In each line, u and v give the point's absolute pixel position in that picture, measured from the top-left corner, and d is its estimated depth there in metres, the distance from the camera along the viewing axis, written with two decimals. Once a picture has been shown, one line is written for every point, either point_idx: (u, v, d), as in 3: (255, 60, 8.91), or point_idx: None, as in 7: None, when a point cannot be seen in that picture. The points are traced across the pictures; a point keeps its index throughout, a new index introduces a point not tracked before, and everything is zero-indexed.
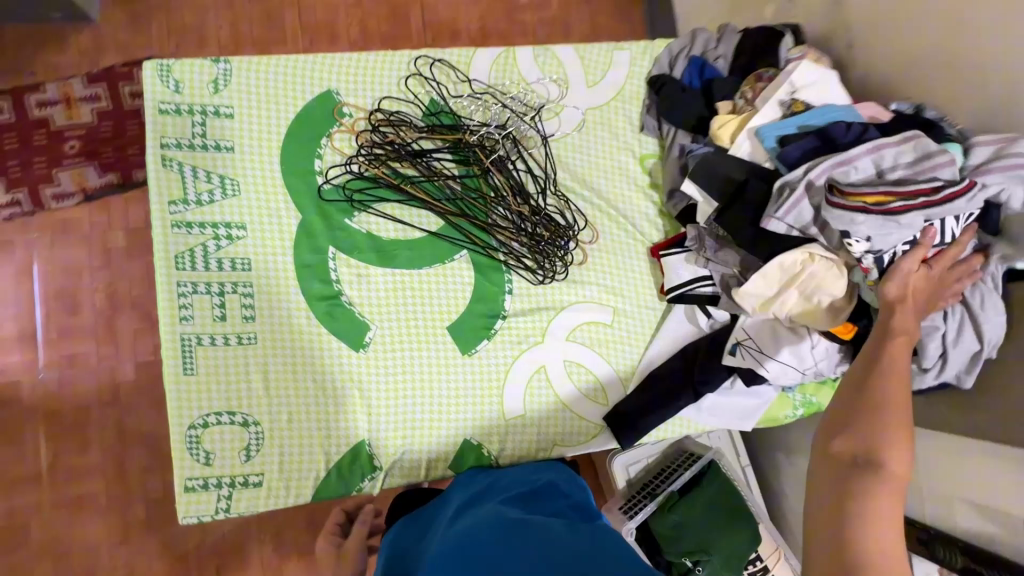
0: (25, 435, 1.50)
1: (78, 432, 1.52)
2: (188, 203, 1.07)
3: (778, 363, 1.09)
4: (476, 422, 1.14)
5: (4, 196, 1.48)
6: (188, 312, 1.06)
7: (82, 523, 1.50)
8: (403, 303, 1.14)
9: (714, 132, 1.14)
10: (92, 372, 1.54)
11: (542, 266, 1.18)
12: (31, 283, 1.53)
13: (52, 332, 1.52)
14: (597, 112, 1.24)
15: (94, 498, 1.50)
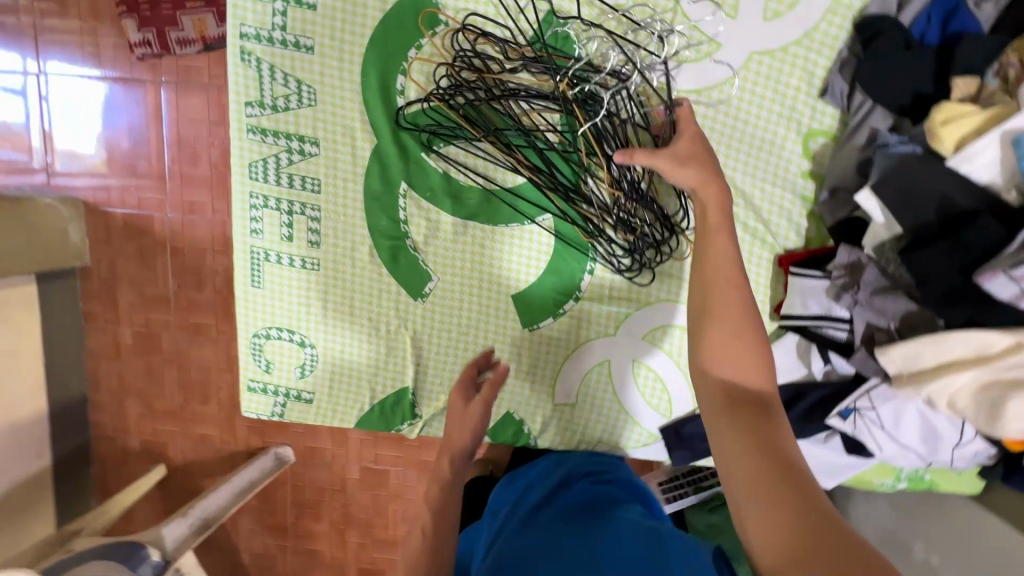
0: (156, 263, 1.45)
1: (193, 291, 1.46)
2: (264, 107, 0.99)
3: (899, 446, 0.86)
4: (522, 398, 1.08)
5: (134, 34, 1.24)
6: (258, 225, 1.04)
7: (198, 348, 1.50)
8: (470, 261, 1.03)
9: (931, 126, 0.77)
10: (206, 223, 1.42)
11: (633, 257, 0.97)
12: (161, 126, 1.35)
13: (174, 176, 1.38)
14: (764, 59, 0.92)
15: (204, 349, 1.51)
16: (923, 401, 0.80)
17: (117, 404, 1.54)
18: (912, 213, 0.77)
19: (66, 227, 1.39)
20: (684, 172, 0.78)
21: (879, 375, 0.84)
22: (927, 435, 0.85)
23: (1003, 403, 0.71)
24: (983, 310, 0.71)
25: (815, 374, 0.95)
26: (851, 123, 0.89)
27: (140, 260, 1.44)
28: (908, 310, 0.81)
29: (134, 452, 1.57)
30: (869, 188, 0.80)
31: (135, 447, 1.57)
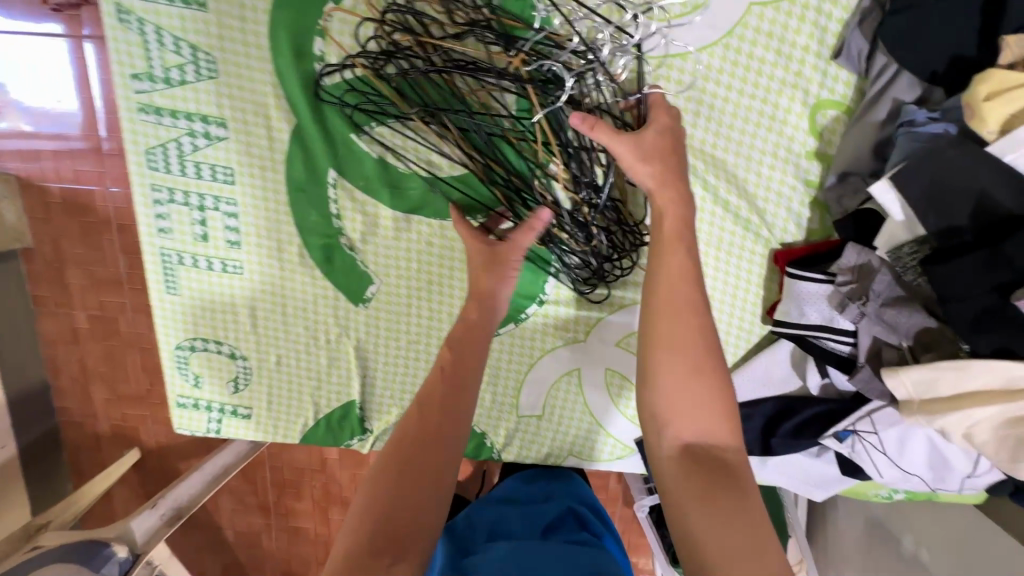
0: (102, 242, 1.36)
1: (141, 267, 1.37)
2: (154, 80, 0.81)
3: (902, 472, 0.76)
4: (483, 408, 0.97)
5: None
6: (166, 223, 0.88)
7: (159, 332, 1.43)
8: (417, 265, 0.89)
9: (970, 102, 0.60)
10: None
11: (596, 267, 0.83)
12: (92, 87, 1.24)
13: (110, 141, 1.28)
14: (766, 11, 0.74)
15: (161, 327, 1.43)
16: (935, 430, 0.68)
17: (82, 388, 1.46)
18: (940, 212, 0.62)
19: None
20: (648, 169, 0.65)
21: (885, 398, 0.72)
22: (934, 460, 0.75)
23: None
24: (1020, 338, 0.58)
25: (811, 389, 0.84)
26: (869, 92, 0.73)
27: (85, 239, 1.35)
28: (927, 327, 0.68)
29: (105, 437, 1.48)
30: (888, 180, 0.64)
31: (106, 432, 1.48)
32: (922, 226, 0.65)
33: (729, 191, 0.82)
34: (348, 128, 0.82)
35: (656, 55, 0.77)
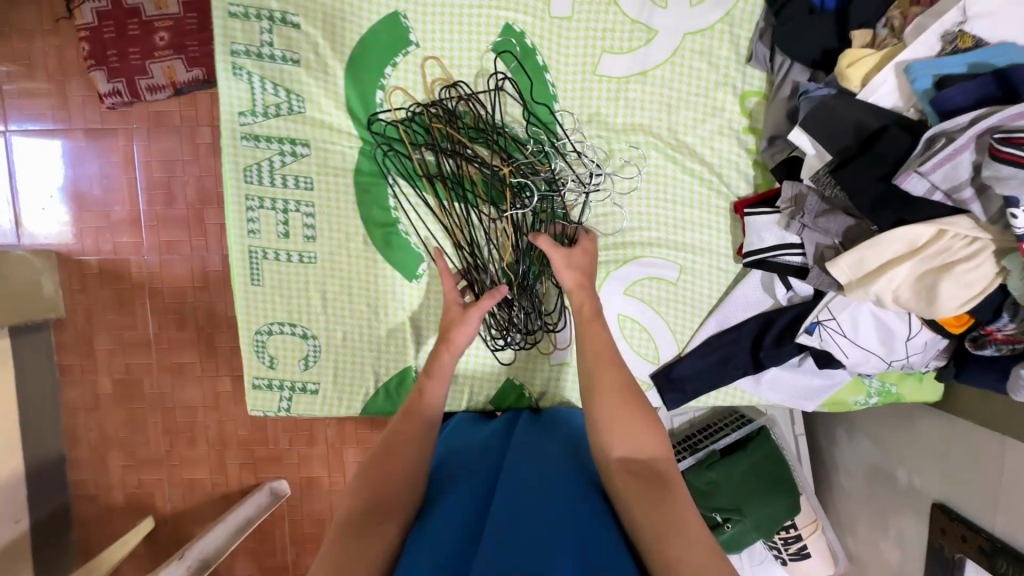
0: (135, 304, 1.76)
1: (176, 313, 1.76)
2: (256, 115, 1.07)
3: (860, 350, 0.97)
4: (520, 363, 1.16)
5: (106, 85, 1.42)
6: (255, 226, 1.10)
7: (183, 388, 1.80)
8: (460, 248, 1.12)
9: (840, 71, 0.92)
10: (185, 259, 1.74)
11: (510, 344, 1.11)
12: (134, 171, 1.69)
13: (153, 219, 1.71)
14: (696, 39, 1.05)
15: (190, 367, 1.79)
16: (873, 301, 0.91)
17: (99, 458, 1.81)
18: (836, 141, 0.89)
19: (40, 276, 1.68)
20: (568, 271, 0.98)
21: (833, 288, 0.95)
22: (882, 335, 0.95)
23: (937, 284, 0.83)
24: (907, 208, 0.83)
25: (782, 301, 1.07)
26: (777, 80, 1.04)
27: (119, 306, 1.75)
28: (849, 226, 0.93)
29: (118, 506, 1.83)
30: (798, 127, 0.93)
31: (120, 501, 1.83)
32: (827, 153, 0.91)
33: (651, 209, 1.11)
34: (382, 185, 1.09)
35: (618, 75, 1.06)
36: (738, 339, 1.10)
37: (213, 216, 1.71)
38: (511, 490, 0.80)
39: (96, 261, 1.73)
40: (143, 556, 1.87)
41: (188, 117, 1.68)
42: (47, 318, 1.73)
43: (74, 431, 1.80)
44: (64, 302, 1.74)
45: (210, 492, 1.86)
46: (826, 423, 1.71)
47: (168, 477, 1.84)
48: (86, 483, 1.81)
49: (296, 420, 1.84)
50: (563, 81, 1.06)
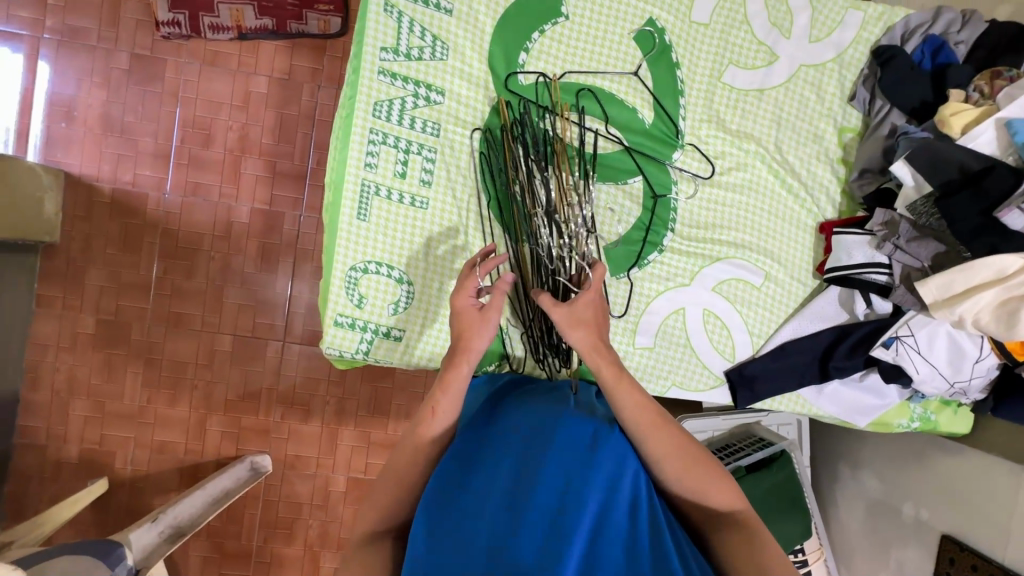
0: (143, 243, 1.64)
1: (187, 262, 1.65)
2: (397, 53, 1.08)
3: (931, 367, 1.09)
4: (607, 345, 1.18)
5: (167, 14, 1.55)
6: (373, 160, 1.09)
7: (174, 340, 1.66)
8: None
9: (943, 117, 1.05)
10: (209, 205, 1.65)
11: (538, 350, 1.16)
12: (175, 105, 1.63)
13: (184, 158, 1.63)
14: (809, 71, 1.18)
15: (191, 319, 1.66)
16: (954, 322, 1.01)
17: (60, 405, 1.62)
18: (939, 175, 1.00)
19: (44, 195, 1.54)
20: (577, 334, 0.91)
21: (916, 306, 1.06)
22: (952, 355, 1.09)
23: (1019, 310, 0.94)
24: (1002, 239, 0.95)
25: (857, 316, 1.16)
26: (874, 122, 1.17)
27: (124, 244, 1.63)
28: (937, 252, 1.05)
29: (69, 464, 1.62)
30: (902, 159, 1.04)
31: (72, 459, 1.62)
32: (927, 186, 1.02)
33: (740, 219, 1.19)
34: (486, 149, 1.12)
35: (740, 86, 1.17)
36: (810, 348, 1.16)
37: (250, 166, 1.66)
38: (553, 467, 0.83)
39: (110, 189, 1.61)
40: (84, 524, 1.64)
41: (245, 62, 1.64)
42: (39, 243, 1.57)
43: (37, 371, 1.61)
44: (63, 230, 1.60)
45: (179, 460, 1.67)
46: (826, 459, 1.64)
47: (136, 437, 1.65)
48: (36, 431, 1.60)
49: (294, 392, 1.71)
50: (692, 81, 1.16)
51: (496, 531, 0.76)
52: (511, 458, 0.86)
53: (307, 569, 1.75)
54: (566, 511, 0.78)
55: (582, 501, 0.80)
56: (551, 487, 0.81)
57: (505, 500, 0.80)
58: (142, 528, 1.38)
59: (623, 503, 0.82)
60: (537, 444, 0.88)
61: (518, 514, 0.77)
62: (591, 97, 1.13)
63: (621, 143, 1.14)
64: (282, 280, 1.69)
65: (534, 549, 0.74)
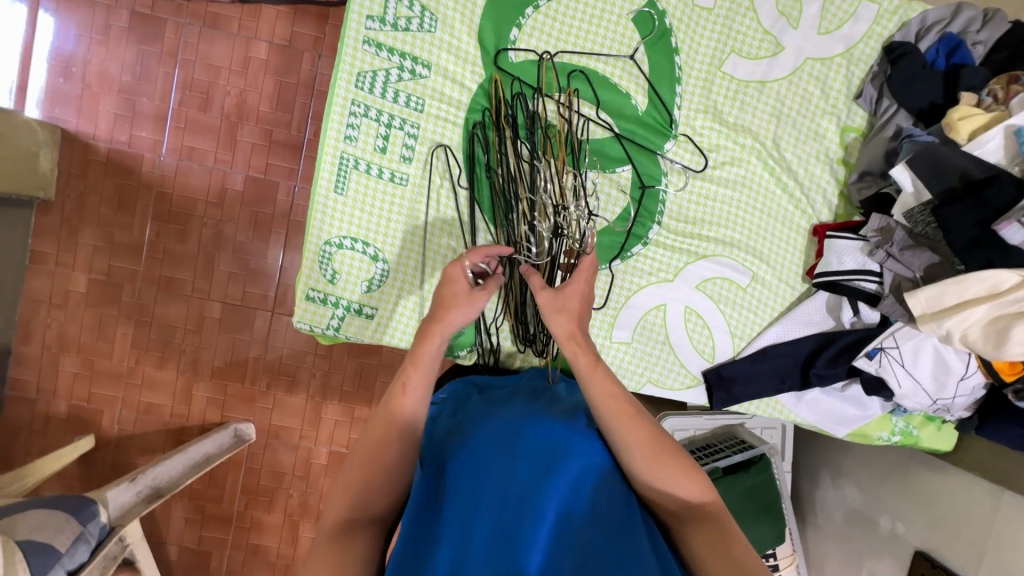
0: (137, 205, 1.63)
1: (180, 226, 1.64)
2: (384, 23, 1.04)
3: (913, 381, 1.06)
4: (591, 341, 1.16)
5: None
6: (353, 132, 1.06)
7: (164, 304, 1.65)
8: None
9: (950, 122, 1.00)
10: (203, 170, 1.63)
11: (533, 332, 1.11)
12: (173, 66, 1.60)
13: (180, 122, 1.61)
14: (816, 64, 1.13)
15: (182, 284, 1.65)
16: (941, 336, 0.98)
17: (51, 361, 1.63)
18: (941, 181, 0.95)
19: (39, 149, 1.53)
20: (557, 319, 0.87)
21: (903, 318, 1.03)
22: (937, 371, 1.06)
23: (1009, 329, 0.90)
24: (997, 253, 0.91)
25: (844, 324, 1.14)
26: (879, 122, 1.11)
27: (118, 203, 1.62)
28: (930, 263, 1.01)
29: (57, 419, 1.64)
30: (903, 163, 1.00)
31: (60, 414, 1.64)
32: (926, 193, 0.98)
33: (730, 216, 1.15)
34: (472, 129, 1.09)
35: (742, 76, 1.12)
36: (793, 353, 1.13)
37: (247, 134, 1.63)
38: (510, 475, 0.79)
39: (105, 148, 1.60)
40: (71, 477, 1.66)
41: (245, 26, 1.61)
42: (33, 197, 1.57)
43: (28, 325, 1.61)
44: (57, 186, 1.59)
45: (164, 422, 1.69)
46: (809, 469, 1.57)
47: (123, 397, 1.67)
48: (27, 384, 1.62)
49: (281, 362, 1.71)
50: (691, 67, 1.11)
51: (456, 549, 0.74)
52: (473, 461, 0.82)
53: (286, 535, 1.76)
54: (523, 525, 0.75)
55: (539, 513, 0.76)
56: (508, 498, 0.77)
57: (465, 514, 0.77)
58: (120, 487, 1.38)
59: (583, 509, 0.78)
60: (496, 446, 0.83)
61: (472, 530, 0.75)
62: (584, 79, 1.09)
63: (611, 129, 1.10)
64: (273, 252, 1.67)
65: (491, 567, 0.72)
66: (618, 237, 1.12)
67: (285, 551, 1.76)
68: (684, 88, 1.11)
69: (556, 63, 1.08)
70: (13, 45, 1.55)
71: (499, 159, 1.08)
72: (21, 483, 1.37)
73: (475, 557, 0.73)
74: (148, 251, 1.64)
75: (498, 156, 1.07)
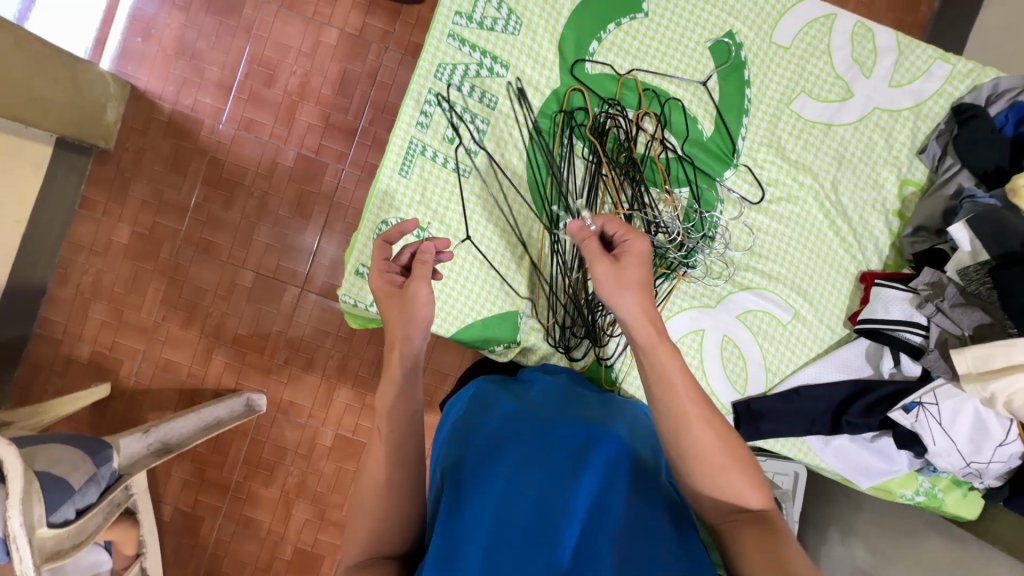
0: (189, 167, 1.67)
1: (227, 192, 1.68)
2: (471, 20, 1.08)
3: (949, 441, 1.05)
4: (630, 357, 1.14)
5: None
6: (425, 120, 1.09)
7: (199, 266, 1.69)
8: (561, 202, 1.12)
9: (1015, 187, 0.99)
10: (257, 143, 1.68)
11: (567, 338, 1.13)
12: (246, 41, 1.66)
13: (244, 94, 1.67)
14: (883, 115, 1.14)
15: (220, 249, 1.69)
16: (985, 399, 0.97)
17: (82, 305, 1.67)
18: (1001, 244, 0.96)
19: (108, 102, 1.59)
20: None
21: (946, 373, 1.03)
22: (974, 434, 1.04)
23: None
24: None
25: (882, 373, 1.13)
26: (940, 179, 1.12)
27: (172, 162, 1.67)
28: (981, 323, 1.00)
29: (78, 363, 1.67)
30: (963, 222, 1.00)
31: (82, 358, 1.67)
32: (984, 253, 0.99)
33: (780, 251, 1.15)
34: (539, 134, 1.12)
35: (809, 116, 1.14)
36: (825, 396, 1.12)
37: (305, 114, 1.68)
38: (538, 476, 0.77)
39: (169, 109, 1.66)
40: (81, 423, 1.67)
41: (320, 13, 1.67)
42: (94, 146, 1.63)
43: (67, 269, 1.66)
44: (118, 139, 1.65)
45: (180, 381, 1.70)
46: (816, 524, 1.47)
47: (144, 350, 1.69)
48: (55, 324, 1.65)
49: (303, 339, 1.72)
50: (759, 101, 1.14)
51: (487, 545, 0.70)
52: (502, 455, 0.80)
53: (279, 513, 1.75)
54: (554, 523, 0.72)
55: (568, 513, 0.73)
56: (539, 498, 0.74)
57: (497, 511, 0.73)
58: (133, 437, 1.40)
59: (617, 509, 0.74)
60: (522, 444, 0.81)
61: (505, 523, 0.72)
62: (654, 98, 1.12)
63: (677, 151, 1.12)
64: (312, 232, 1.70)
65: (522, 561, 0.68)
66: (671, 256, 1.11)
67: (276, 528, 1.75)
68: (749, 121, 1.13)
69: (630, 79, 1.11)
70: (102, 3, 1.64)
71: (561, 165, 1.11)
72: (36, 420, 1.41)
73: (508, 557, 0.69)
74: (192, 213, 1.68)
75: (560, 161, 1.11)
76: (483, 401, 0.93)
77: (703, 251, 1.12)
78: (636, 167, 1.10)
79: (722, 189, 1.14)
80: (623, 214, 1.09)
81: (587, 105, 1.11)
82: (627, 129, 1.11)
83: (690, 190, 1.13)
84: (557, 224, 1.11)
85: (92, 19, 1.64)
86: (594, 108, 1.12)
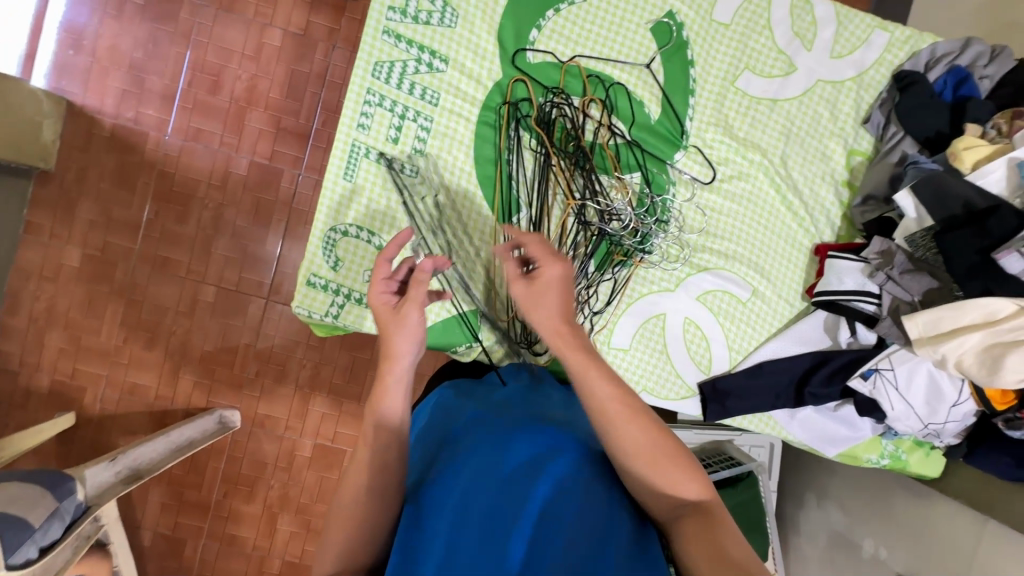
0: (138, 182, 1.61)
1: (180, 206, 1.62)
2: (405, 15, 1.05)
3: (906, 405, 1.07)
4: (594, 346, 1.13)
5: None
6: (366, 121, 1.06)
7: (158, 284, 1.63)
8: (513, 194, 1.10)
9: (954, 151, 1.01)
10: (208, 153, 1.62)
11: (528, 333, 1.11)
12: (185, 47, 1.59)
13: (188, 102, 1.60)
14: (827, 87, 1.15)
15: (178, 265, 1.63)
16: (936, 361, 0.98)
17: (36, 333, 1.60)
18: (943, 208, 0.97)
19: (44, 120, 1.51)
20: None
21: (900, 340, 1.04)
22: (930, 396, 1.07)
23: (1004, 357, 0.91)
24: (996, 281, 0.93)
25: (840, 343, 1.15)
26: (885, 147, 1.13)
27: (119, 179, 1.60)
28: (929, 288, 1.02)
29: (38, 394, 1.61)
30: (908, 189, 1.01)
31: (42, 389, 1.61)
32: (928, 219, 1.00)
33: (735, 230, 1.16)
34: (485, 128, 1.10)
35: (754, 93, 1.14)
36: (788, 369, 1.14)
37: (255, 119, 1.62)
38: (492, 487, 0.75)
39: (111, 123, 1.59)
40: (47, 455, 1.62)
41: (260, 13, 1.61)
42: (33, 167, 1.55)
43: (17, 297, 1.59)
44: (58, 158, 1.57)
45: (148, 405, 1.65)
46: (794, 493, 1.50)
47: (107, 375, 1.63)
48: (10, 356, 1.58)
49: (272, 351, 1.68)
50: (704, 80, 1.13)
51: (439, 568, 0.68)
52: (459, 466, 0.78)
53: (263, 528, 1.72)
54: (507, 536, 0.70)
55: (521, 524, 0.72)
56: (493, 510, 0.73)
57: (450, 529, 0.72)
58: (99, 466, 1.33)
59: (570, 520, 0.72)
60: (478, 453, 0.79)
61: (458, 539, 0.71)
62: (599, 84, 1.11)
63: (625, 136, 1.11)
64: (272, 241, 1.65)
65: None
66: (626, 243, 1.10)
67: (261, 543, 1.72)
68: (694, 102, 1.13)
69: (573, 66, 1.10)
70: (27, 14, 1.55)
71: (509, 158, 1.09)
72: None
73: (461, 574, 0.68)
74: (144, 230, 1.62)
75: (508, 153, 1.09)
76: (444, 409, 0.91)
77: (658, 235, 1.11)
78: (585, 154, 1.09)
79: (673, 172, 1.13)
80: (575, 204, 1.08)
81: (532, 95, 1.09)
82: (573, 118, 1.09)
83: (640, 175, 1.12)
84: (510, 219, 1.10)
85: (18, 32, 1.55)
86: (538, 97, 1.09)
